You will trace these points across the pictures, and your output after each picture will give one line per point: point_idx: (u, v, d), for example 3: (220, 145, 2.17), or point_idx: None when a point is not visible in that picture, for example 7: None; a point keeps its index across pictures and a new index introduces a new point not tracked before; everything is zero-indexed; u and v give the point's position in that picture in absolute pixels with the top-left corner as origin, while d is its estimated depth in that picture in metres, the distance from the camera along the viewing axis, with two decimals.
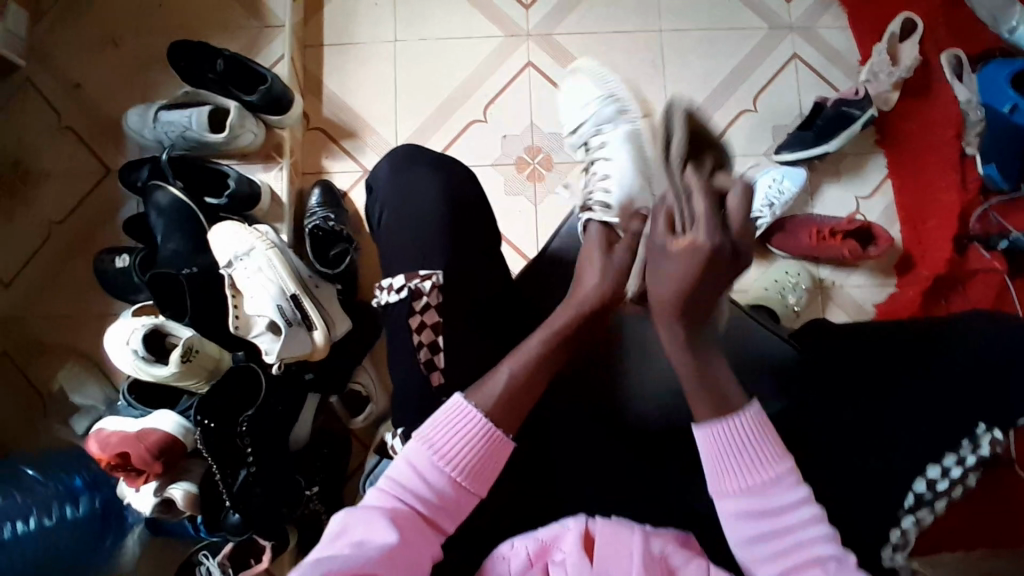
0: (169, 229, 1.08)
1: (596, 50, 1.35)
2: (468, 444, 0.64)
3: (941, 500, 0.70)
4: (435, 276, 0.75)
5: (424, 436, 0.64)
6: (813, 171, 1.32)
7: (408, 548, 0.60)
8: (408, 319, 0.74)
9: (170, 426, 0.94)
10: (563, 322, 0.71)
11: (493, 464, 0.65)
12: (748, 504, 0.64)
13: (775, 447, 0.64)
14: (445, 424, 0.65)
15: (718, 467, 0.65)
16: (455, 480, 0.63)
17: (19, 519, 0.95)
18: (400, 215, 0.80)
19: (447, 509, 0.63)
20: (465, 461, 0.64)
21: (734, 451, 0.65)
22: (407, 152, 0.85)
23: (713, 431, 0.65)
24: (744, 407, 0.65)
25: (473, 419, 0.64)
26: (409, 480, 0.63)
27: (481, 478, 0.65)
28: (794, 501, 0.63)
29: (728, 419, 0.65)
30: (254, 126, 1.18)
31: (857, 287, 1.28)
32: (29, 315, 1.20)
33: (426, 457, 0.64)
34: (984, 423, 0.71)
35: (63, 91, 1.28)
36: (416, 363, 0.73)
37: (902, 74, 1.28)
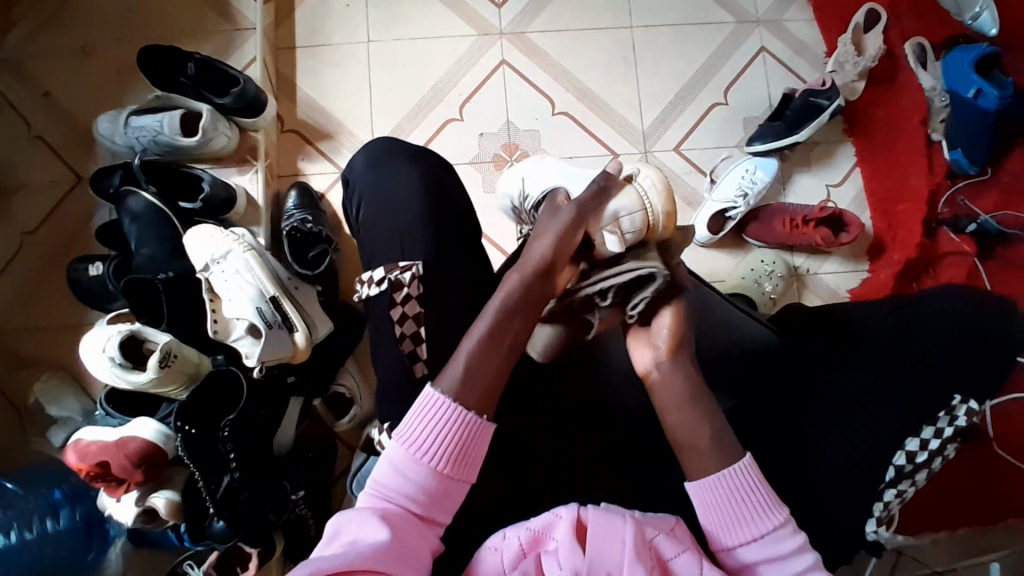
0: (144, 235, 1.07)
1: (569, 47, 1.36)
2: (449, 433, 0.63)
3: (920, 471, 0.74)
4: (413, 268, 0.75)
5: (404, 432, 0.64)
6: (785, 161, 1.35)
7: (402, 544, 0.59)
8: (388, 311, 0.74)
9: (150, 433, 0.92)
10: (497, 319, 0.67)
11: (477, 448, 0.65)
12: (757, 555, 0.64)
13: (768, 500, 0.65)
14: (421, 418, 0.64)
15: (716, 523, 0.66)
16: (439, 471, 0.63)
17: (1, 531, 0.94)
18: (375, 211, 0.80)
19: (437, 499, 0.63)
20: (447, 449, 0.63)
21: (733, 509, 0.65)
22: (381, 147, 0.85)
23: (707, 489, 0.66)
24: (739, 461, 0.66)
25: (448, 410, 0.64)
26: (395, 477, 0.63)
27: (467, 464, 0.64)
28: (793, 548, 0.64)
29: (723, 475, 0.65)
30: (228, 128, 1.17)
31: (832, 273, 1.31)
32: (1, 329, 1.17)
33: (407, 453, 0.63)
34: (959, 395, 0.75)
35: (29, 99, 1.25)
36: (400, 356, 0.73)
37: (867, 62, 1.31)
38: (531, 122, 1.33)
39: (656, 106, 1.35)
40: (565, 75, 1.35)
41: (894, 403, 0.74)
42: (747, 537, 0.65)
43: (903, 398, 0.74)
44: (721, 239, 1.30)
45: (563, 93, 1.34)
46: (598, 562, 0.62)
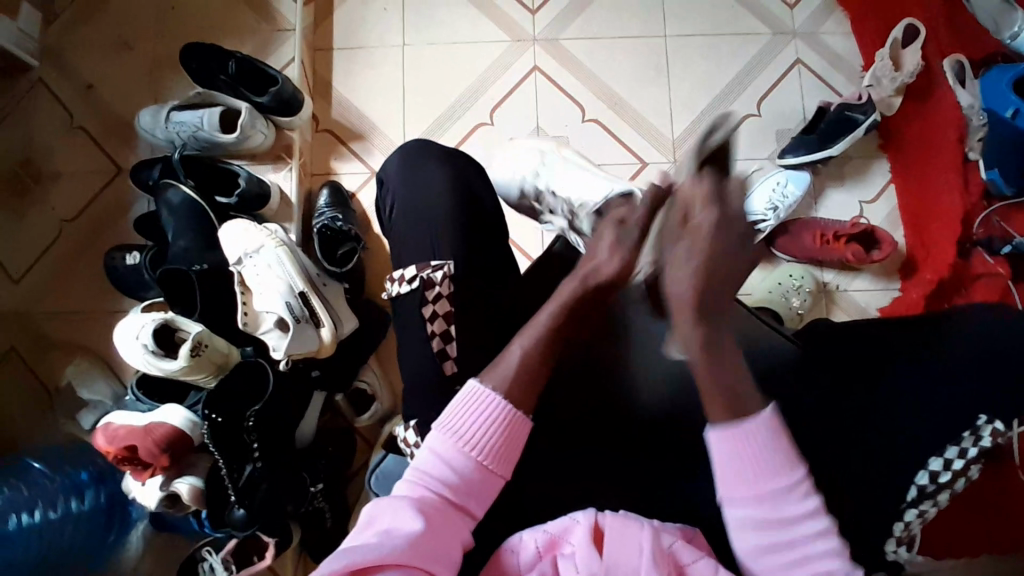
0: (181, 228, 1.09)
1: (601, 54, 1.37)
2: (489, 426, 0.65)
3: (943, 492, 0.70)
4: (446, 268, 0.76)
5: (445, 424, 0.65)
6: (817, 175, 1.33)
7: (437, 535, 0.60)
8: (421, 309, 0.75)
9: (178, 420, 0.95)
10: (547, 319, 0.69)
11: (515, 444, 0.66)
12: (755, 511, 0.62)
13: (786, 459, 0.62)
14: (465, 410, 0.65)
15: (726, 477, 0.63)
16: (480, 463, 0.64)
17: (24, 510, 0.96)
18: (406, 211, 0.81)
19: (472, 493, 0.64)
20: (486, 443, 0.64)
21: (748, 463, 0.62)
22: (418, 148, 0.86)
23: (727, 432, 0.63)
24: (761, 413, 0.63)
25: (491, 402, 0.65)
26: (433, 468, 0.64)
27: (505, 460, 0.65)
28: (803, 512, 0.62)
29: (739, 423, 0.63)
30: (264, 126, 1.20)
31: (861, 290, 1.28)
32: (38, 312, 1.21)
33: (451, 445, 0.64)
34: (985, 415, 0.71)
35: (74, 91, 1.30)
36: (427, 353, 0.73)
37: (905, 79, 1.29)
38: (561, 129, 1.33)
39: (687, 115, 1.35)
40: (596, 82, 1.35)
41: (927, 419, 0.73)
42: (759, 497, 0.62)
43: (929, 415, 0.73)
44: None
45: (593, 100, 1.35)
46: (614, 568, 0.62)
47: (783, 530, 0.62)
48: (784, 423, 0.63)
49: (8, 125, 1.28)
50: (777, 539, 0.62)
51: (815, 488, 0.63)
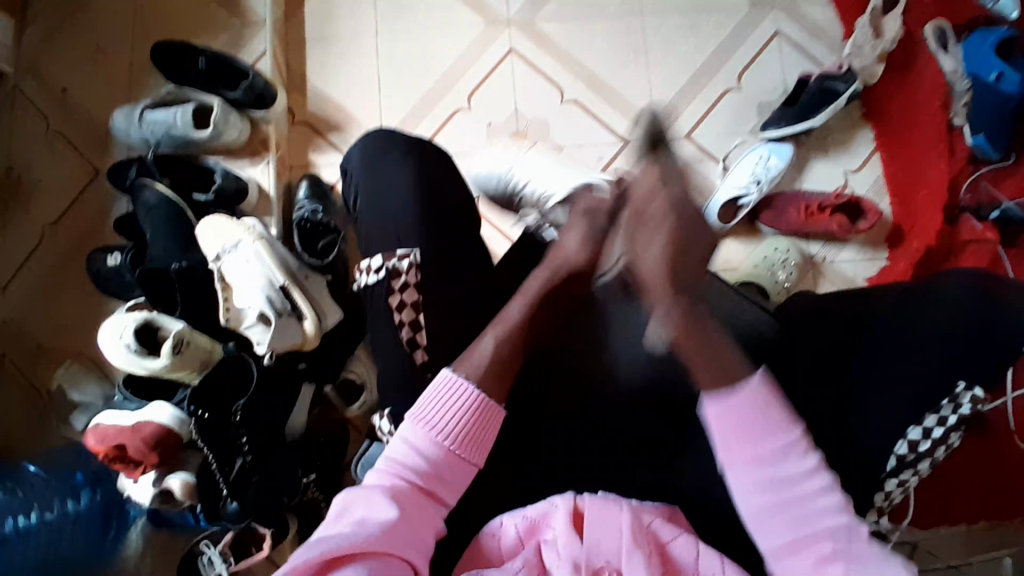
0: (157, 228, 1.09)
1: (578, 35, 1.35)
2: (461, 415, 0.65)
3: (923, 461, 0.75)
4: (412, 256, 0.76)
5: (417, 415, 0.66)
6: (800, 147, 1.32)
7: (411, 522, 0.61)
8: (387, 298, 0.75)
9: (164, 418, 0.95)
10: (518, 314, 0.70)
11: (487, 431, 0.67)
12: (766, 475, 0.63)
13: (781, 417, 0.64)
14: (437, 400, 0.66)
15: (729, 438, 0.65)
16: (453, 450, 0.65)
17: (20, 514, 0.99)
18: (374, 201, 0.81)
19: (445, 480, 0.65)
20: (458, 432, 0.65)
21: (741, 426, 0.64)
22: (381, 136, 0.86)
23: (720, 403, 0.65)
24: (752, 376, 0.64)
25: (464, 391, 0.66)
26: (406, 457, 0.65)
27: (477, 448, 0.66)
28: (804, 472, 0.63)
29: (732, 390, 0.64)
30: (239, 122, 1.19)
31: (848, 262, 1.28)
32: (26, 318, 1.21)
33: (423, 434, 0.65)
34: (965, 383, 0.75)
35: (49, 95, 1.29)
36: (400, 342, 0.74)
37: (886, 46, 1.26)
38: (540, 112, 1.32)
39: (667, 92, 1.33)
40: (574, 63, 1.34)
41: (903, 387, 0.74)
42: (755, 462, 0.63)
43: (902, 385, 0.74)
44: (733, 228, 1.28)
45: (572, 81, 1.33)
46: (595, 550, 0.63)
47: (792, 492, 0.63)
48: (775, 382, 0.65)
49: None
50: (784, 509, 0.63)
51: (813, 446, 0.64)
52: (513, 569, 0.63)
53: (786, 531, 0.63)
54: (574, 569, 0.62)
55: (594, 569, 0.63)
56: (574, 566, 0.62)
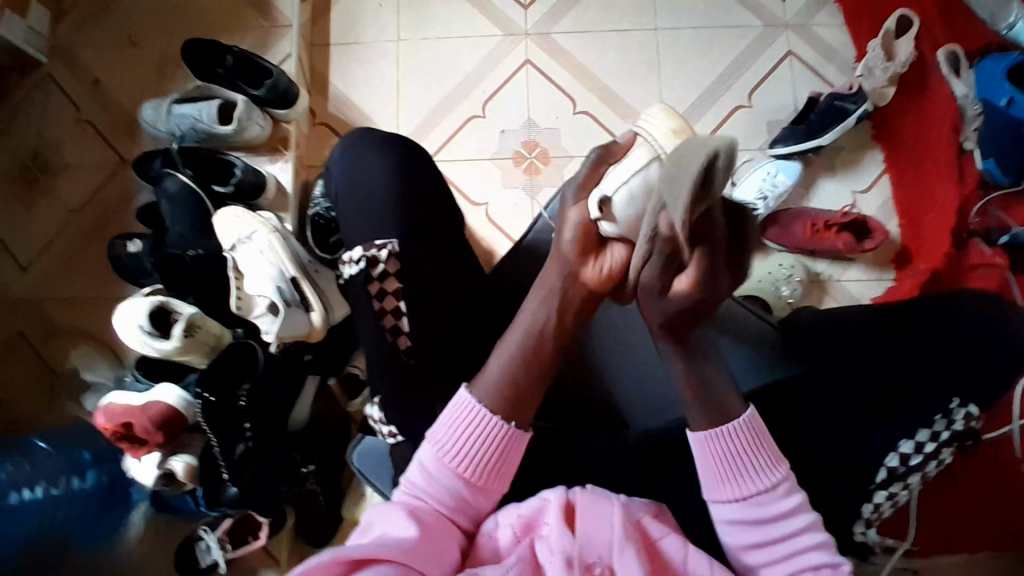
0: (179, 214, 1.13)
1: (594, 48, 1.38)
2: (482, 444, 0.69)
3: (914, 475, 0.73)
4: (389, 246, 0.78)
5: (437, 440, 0.69)
6: (809, 165, 1.33)
7: (436, 539, 0.64)
8: (367, 287, 0.78)
9: (172, 398, 0.98)
10: (518, 344, 0.71)
11: (506, 459, 0.70)
12: (745, 513, 0.67)
13: (769, 459, 0.67)
14: (455, 428, 0.69)
15: (720, 475, 0.68)
16: (471, 476, 0.68)
17: (26, 487, 1.01)
18: (354, 199, 0.83)
19: (464, 507, 0.69)
20: (477, 461, 0.68)
21: (730, 458, 0.67)
22: (356, 139, 0.88)
23: (711, 435, 0.68)
24: (742, 414, 0.68)
25: (479, 419, 0.69)
26: (427, 480, 0.69)
27: (494, 478, 0.69)
28: (785, 509, 0.66)
29: (722, 427, 0.68)
30: (261, 118, 1.23)
31: (855, 281, 1.28)
32: (43, 300, 1.25)
33: (440, 460, 0.69)
34: (958, 399, 0.75)
35: (81, 86, 1.34)
36: (385, 332, 0.77)
37: (898, 68, 1.27)
38: (552, 120, 1.35)
39: (678, 106, 1.35)
40: (587, 75, 1.37)
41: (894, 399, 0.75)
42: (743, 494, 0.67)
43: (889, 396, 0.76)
44: None
45: (585, 92, 1.36)
46: (587, 545, 0.63)
47: (768, 532, 0.66)
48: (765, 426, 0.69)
49: (19, 119, 1.33)
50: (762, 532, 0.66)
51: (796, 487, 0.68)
52: (508, 564, 0.63)
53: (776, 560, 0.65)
54: (567, 563, 0.62)
55: (586, 565, 0.63)
56: (566, 561, 0.62)
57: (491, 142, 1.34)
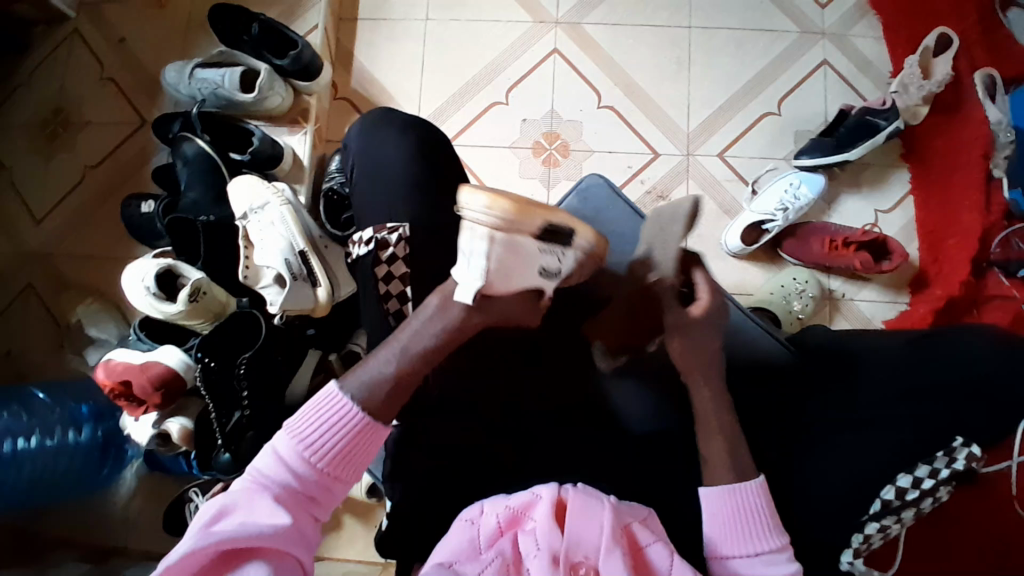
0: (193, 178, 1.13)
1: (624, 43, 1.35)
2: (341, 433, 0.65)
3: (908, 510, 0.72)
4: (401, 230, 0.78)
5: (294, 424, 0.65)
6: (832, 180, 1.30)
7: (297, 528, 0.61)
8: (374, 269, 0.77)
9: (173, 361, 0.98)
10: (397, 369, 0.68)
11: (363, 450, 0.67)
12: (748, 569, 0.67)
13: (773, 525, 0.68)
14: (316, 417, 0.65)
15: (720, 533, 0.69)
16: (324, 467, 0.64)
17: (21, 436, 1.01)
18: (371, 178, 0.83)
19: (317, 495, 0.64)
20: (336, 447, 0.65)
21: (737, 520, 0.69)
22: (380, 115, 0.87)
23: (721, 496, 0.70)
24: (752, 481, 0.70)
25: (343, 411, 0.66)
26: (278, 470, 0.63)
27: (351, 465, 0.66)
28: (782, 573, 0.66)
29: (736, 487, 0.70)
30: (283, 89, 1.22)
31: (868, 301, 1.26)
32: (54, 254, 1.26)
33: (296, 449, 0.64)
34: (962, 438, 0.72)
35: (107, 43, 1.34)
36: (385, 313, 0.77)
37: (933, 87, 1.24)
38: (575, 113, 1.33)
39: (704, 109, 1.33)
40: (616, 69, 1.34)
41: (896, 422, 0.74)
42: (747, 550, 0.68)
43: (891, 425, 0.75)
44: (754, 250, 1.27)
45: (611, 87, 1.34)
46: (574, 542, 0.64)
47: None
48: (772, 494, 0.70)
49: (42, 72, 1.33)
50: None
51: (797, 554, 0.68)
52: (488, 559, 0.64)
53: None
54: (553, 560, 0.63)
55: (572, 564, 0.63)
56: (552, 556, 0.63)
57: (512, 129, 1.33)
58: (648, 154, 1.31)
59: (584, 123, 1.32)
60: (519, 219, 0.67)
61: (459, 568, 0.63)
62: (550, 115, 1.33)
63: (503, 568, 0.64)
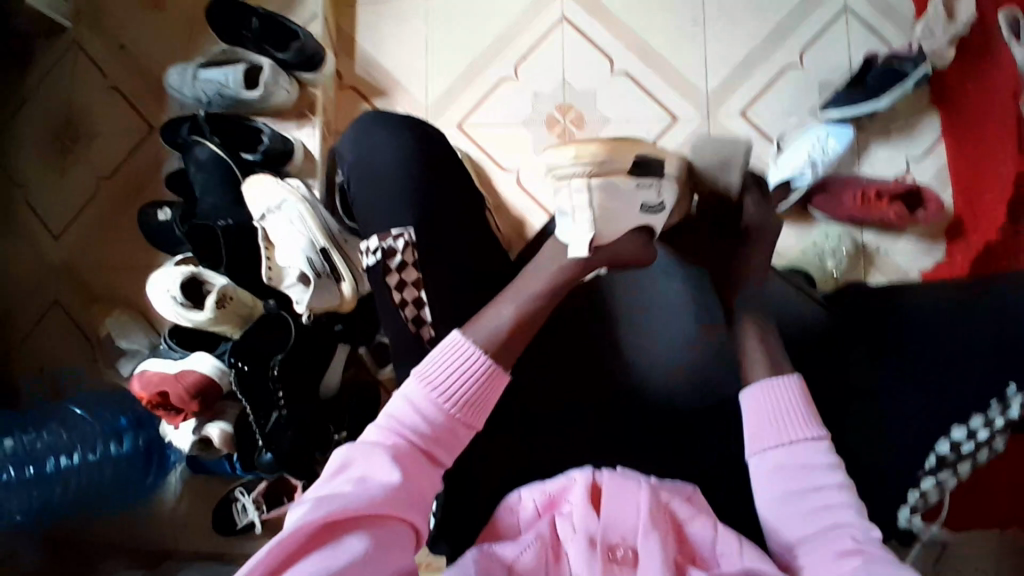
0: (209, 184, 1.12)
1: (633, 6, 1.30)
2: (466, 378, 0.65)
3: (964, 462, 0.72)
4: (406, 236, 0.76)
5: (418, 373, 0.66)
6: (861, 130, 1.25)
7: (412, 483, 0.61)
8: (386, 278, 0.75)
9: (206, 367, 0.98)
10: (512, 314, 0.69)
11: (487, 397, 0.66)
12: (784, 459, 0.64)
13: (809, 418, 0.66)
14: (444, 361, 0.66)
15: (757, 425, 0.67)
16: (450, 413, 0.64)
17: (63, 453, 1.03)
18: (375, 177, 0.80)
19: (442, 441, 0.64)
20: (459, 393, 0.65)
21: (778, 414, 0.67)
22: (370, 118, 0.84)
23: (761, 388, 0.69)
24: (789, 377, 0.69)
25: (471, 356, 0.66)
26: (405, 416, 0.64)
27: (477, 412, 0.66)
28: (821, 463, 0.63)
29: (773, 382, 0.68)
30: (287, 83, 1.20)
31: (904, 253, 1.22)
32: (76, 268, 1.27)
33: (425, 394, 0.64)
34: (1016, 385, 0.70)
35: (107, 50, 1.32)
36: (404, 319, 0.75)
37: (958, 29, 1.15)
38: (588, 83, 1.28)
39: (722, 66, 1.28)
40: (627, 33, 1.29)
41: (947, 381, 0.72)
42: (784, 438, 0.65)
43: (944, 384, 0.72)
44: (783, 210, 1.23)
45: (623, 51, 1.29)
46: (611, 524, 0.63)
47: (804, 482, 0.63)
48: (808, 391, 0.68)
49: (48, 86, 1.32)
50: (796, 484, 0.63)
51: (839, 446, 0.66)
52: (527, 541, 0.63)
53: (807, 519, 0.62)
54: (590, 543, 0.62)
55: (610, 546, 0.62)
56: (589, 539, 0.62)
57: (525, 106, 1.29)
58: (670, 120, 1.27)
59: (598, 93, 1.28)
60: (613, 157, 0.67)
61: (495, 550, 0.63)
62: (561, 87, 1.29)
63: (541, 550, 0.63)
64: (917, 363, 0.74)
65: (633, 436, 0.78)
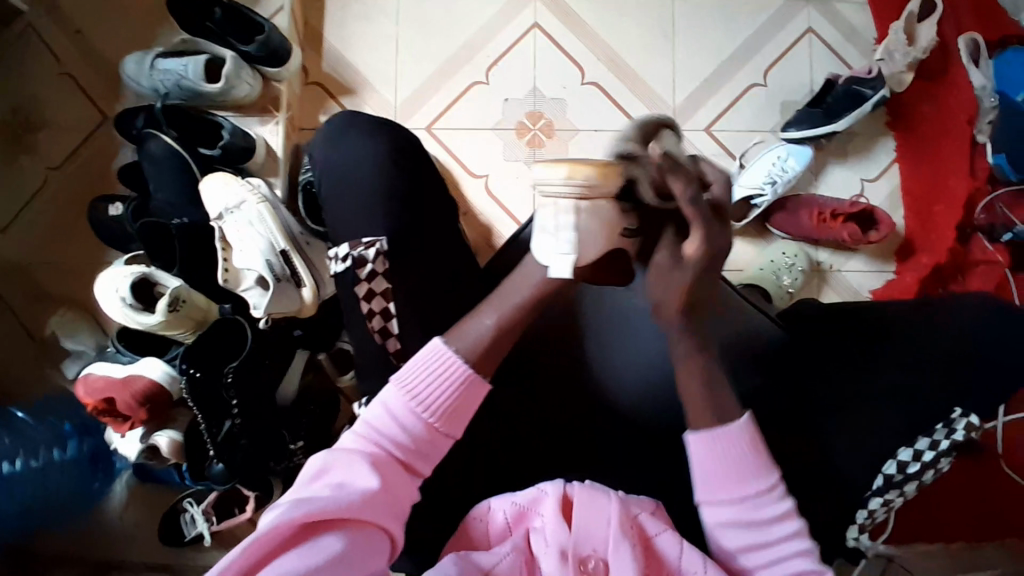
0: (162, 178, 1.09)
1: (607, 17, 1.31)
2: (445, 388, 0.64)
3: (910, 482, 0.74)
4: (378, 244, 0.75)
5: (398, 380, 0.64)
6: (819, 151, 1.29)
7: (388, 491, 0.60)
8: (353, 287, 0.74)
9: (156, 373, 0.96)
10: (492, 323, 0.66)
11: (465, 408, 0.65)
12: (739, 512, 0.65)
13: (760, 464, 0.66)
14: (425, 371, 0.64)
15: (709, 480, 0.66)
16: (429, 422, 0.64)
17: (5, 459, 0.97)
18: (341, 184, 0.80)
19: (420, 451, 0.64)
20: (438, 404, 0.64)
21: (726, 465, 0.65)
22: (344, 120, 0.84)
23: (708, 438, 0.66)
24: (741, 420, 0.66)
25: (451, 364, 0.64)
26: (383, 424, 0.63)
27: (456, 422, 0.65)
28: (772, 514, 0.65)
29: (720, 429, 0.66)
30: (250, 77, 1.16)
31: (856, 272, 1.26)
32: (21, 265, 1.20)
33: (403, 403, 0.63)
34: (960, 408, 0.75)
35: (61, 35, 1.25)
36: (369, 332, 0.73)
37: (918, 54, 1.22)
38: (560, 91, 1.29)
39: (690, 82, 1.30)
40: (600, 44, 1.30)
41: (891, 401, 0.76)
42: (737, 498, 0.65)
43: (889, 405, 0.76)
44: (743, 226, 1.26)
45: (594, 62, 1.30)
46: (582, 537, 0.63)
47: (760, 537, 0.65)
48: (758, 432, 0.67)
49: None
50: (751, 533, 0.65)
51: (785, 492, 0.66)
52: (503, 552, 0.64)
53: (760, 555, 0.65)
54: (562, 556, 0.63)
55: (581, 558, 0.63)
56: (561, 553, 0.63)
57: (495, 112, 1.28)
58: None
59: (568, 101, 1.29)
60: (604, 182, 0.61)
61: (472, 555, 0.63)
62: (531, 94, 1.29)
63: (517, 561, 0.64)
64: (859, 386, 0.77)
65: (594, 452, 0.79)
